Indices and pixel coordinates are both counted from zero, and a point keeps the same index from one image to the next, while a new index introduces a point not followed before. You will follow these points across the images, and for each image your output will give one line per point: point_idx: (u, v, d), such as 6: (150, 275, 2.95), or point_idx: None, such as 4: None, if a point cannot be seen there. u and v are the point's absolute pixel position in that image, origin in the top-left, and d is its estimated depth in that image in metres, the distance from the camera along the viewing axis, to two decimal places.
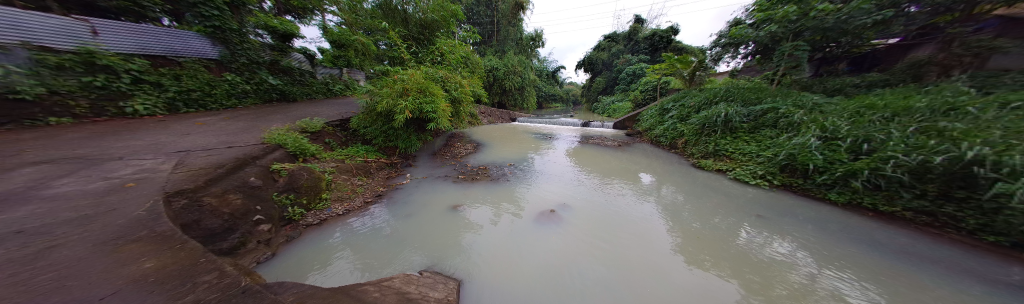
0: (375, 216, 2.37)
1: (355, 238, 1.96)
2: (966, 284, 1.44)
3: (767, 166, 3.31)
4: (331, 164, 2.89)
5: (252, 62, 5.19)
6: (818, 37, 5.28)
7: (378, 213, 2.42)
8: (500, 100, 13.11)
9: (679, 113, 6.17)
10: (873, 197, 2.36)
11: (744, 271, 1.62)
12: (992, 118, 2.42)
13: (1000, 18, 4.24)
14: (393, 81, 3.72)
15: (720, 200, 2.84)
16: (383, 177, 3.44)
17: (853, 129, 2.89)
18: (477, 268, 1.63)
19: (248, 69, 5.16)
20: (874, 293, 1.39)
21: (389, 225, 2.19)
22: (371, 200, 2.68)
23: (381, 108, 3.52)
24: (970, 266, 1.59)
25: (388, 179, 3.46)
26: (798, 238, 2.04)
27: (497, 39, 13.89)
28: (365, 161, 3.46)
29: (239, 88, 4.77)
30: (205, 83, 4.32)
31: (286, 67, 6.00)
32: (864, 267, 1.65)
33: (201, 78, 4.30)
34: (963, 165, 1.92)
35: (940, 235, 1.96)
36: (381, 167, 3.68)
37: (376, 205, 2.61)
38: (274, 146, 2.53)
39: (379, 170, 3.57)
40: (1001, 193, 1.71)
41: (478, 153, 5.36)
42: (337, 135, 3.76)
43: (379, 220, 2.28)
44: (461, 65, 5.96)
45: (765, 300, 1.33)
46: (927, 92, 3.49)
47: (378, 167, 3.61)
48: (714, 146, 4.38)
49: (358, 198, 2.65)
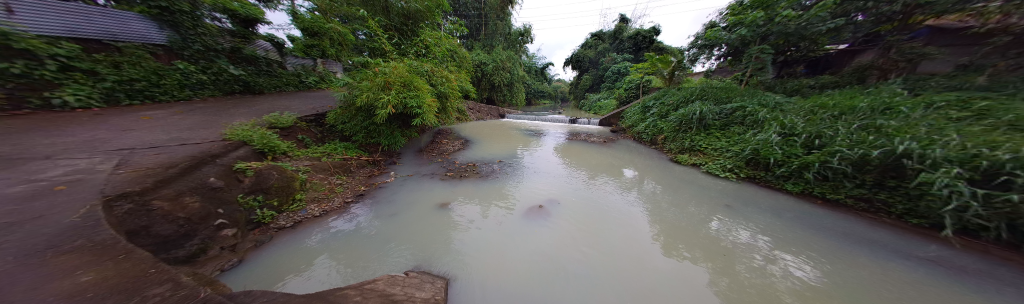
0: (356, 216, 2.25)
1: (334, 239, 1.85)
2: (893, 260, 1.67)
3: (734, 160, 3.58)
4: (306, 162, 2.69)
5: (208, 49, 4.65)
6: (781, 41, 5.75)
7: (360, 213, 2.30)
8: (488, 96, 12.93)
9: (659, 111, 6.47)
10: (822, 187, 2.64)
11: (714, 256, 1.76)
12: (918, 117, 2.80)
13: (930, 27, 4.85)
14: (373, 74, 3.51)
15: (694, 192, 3.04)
16: (365, 175, 3.27)
17: (807, 126, 3.22)
18: (465, 266, 1.60)
19: (205, 57, 4.63)
20: (822, 271, 1.57)
21: (372, 225, 2.09)
22: (351, 200, 2.53)
23: (360, 103, 3.31)
24: (895, 244, 1.85)
25: (371, 177, 3.30)
26: (761, 225, 2.24)
27: (484, 33, 13.60)
28: (345, 159, 3.28)
29: (194, 78, 4.25)
30: (152, 72, 3.79)
31: (249, 56, 5.44)
32: (815, 248, 1.85)
33: (148, 66, 3.77)
34: (895, 158, 2.21)
35: (875, 219, 2.24)
36: (362, 165, 3.51)
37: (356, 204, 2.47)
38: (238, 143, 2.29)
39: (360, 169, 3.39)
40: (925, 181, 2.00)
41: (466, 150, 5.29)
42: (311, 131, 3.49)
43: (360, 220, 2.17)
44: (448, 59, 5.74)
45: (732, 282, 1.46)
46: (870, 93, 3.95)
47: (359, 165, 3.43)
48: (689, 142, 4.65)
49: (338, 198, 2.50)
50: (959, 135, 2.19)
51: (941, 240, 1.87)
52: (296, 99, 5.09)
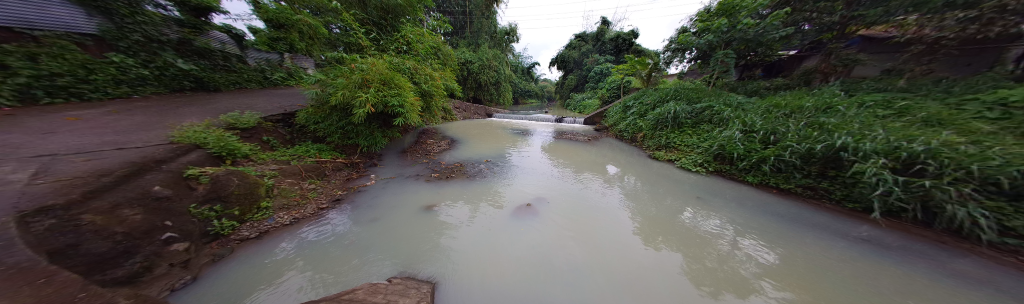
0: (333, 222, 2.10)
1: (308, 248, 1.71)
2: (834, 240, 1.92)
3: (704, 156, 3.88)
4: (272, 167, 2.45)
5: (151, 41, 3.93)
6: (743, 46, 6.34)
7: (336, 219, 2.15)
8: (475, 95, 12.75)
9: (638, 110, 6.82)
10: (776, 177, 2.96)
11: (688, 244, 1.90)
12: (852, 114, 3.24)
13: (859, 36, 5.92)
14: (349, 71, 3.28)
15: (671, 186, 3.25)
16: (342, 179, 3.07)
17: (764, 124, 3.59)
18: (454, 268, 1.57)
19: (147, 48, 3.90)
20: (778, 253, 1.76)
21: (352, 232, 1.97)
22: (326, 207, 2.36)
23: (334, 102, 3.08)
24: (836, 226, 2.13)
25: (349, 181, 3.10)
26: (728, 214, 2.45)
27: (469, 31, 13.36)
28: (318, 161, 3.04)
29: (133, 74, 3.63)
30: (81, 66, 3.19)
31: (201, 48, 4.67)
32: (772, 233, 2.07)
33: (75, 59, 3.15)
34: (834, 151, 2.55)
35: (820, 204, 2.55)
36: (339, 168, 3.28)
37: (333, 210, 2.31)
38: (189, 147, 2.02)
39: (336, 172, 3.17)
40: (860, 171, 2.32)
41: (451, 150, 5.17)
42: (278, 132, 3.18)
43: (338, 227, 2.03)
44: (431, 56, 5.55)
45: (704, 268, 1.58)
46: (815, 94, 4.50)
47: (335, 168, 3.21)
48: (665, 139, 4.97)
49: (310, 205, 2.31)
50: (881, 131, 2.58)
51: (870, 221, 2.18)
52: (262, 97, 4.66)
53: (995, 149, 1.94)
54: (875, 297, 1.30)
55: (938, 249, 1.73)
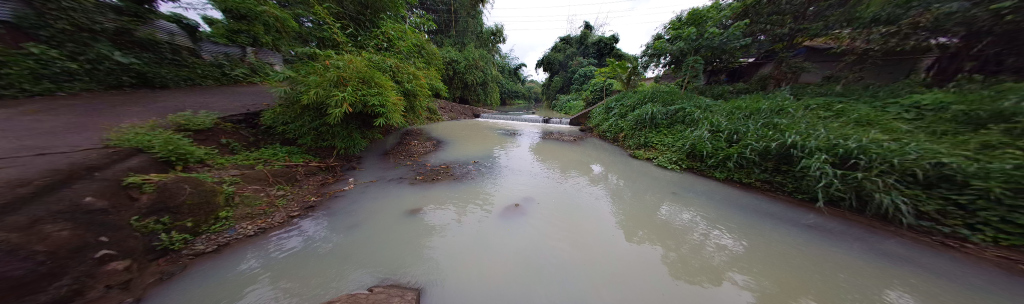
0: (307, 230, 1.94)
1: (278, 259, 1.57)
2: (786, 228, 2.16)
3: (678, 154, 4.16)
4: (233, 172, 2.20)
5: (79, 30, 3.25)
6: (709, 53, 6.93)
7: (310, 227, 1.99)
8: (461, 95, 12.55)
9: (620, 112, 7.15)
10: (739, 173, 3.26)
11: (665, 237, 2.03)
12: (799, 116, 3.69)
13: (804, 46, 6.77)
14: (323, 69, 3.06)
15: (649, 183, 3.45)
16: (315, 184, 2.85)
17: (728, 124, 3.95)
18: (440, 272, 1.52)
19: (75, 38, 3.18)
20: (741, 242, 1.95)
21: (328, 240, 1.83)
22: (297, 215, 2.17)
23: (305, 101, 2.85)
24: (788, 215, 2.39)
25: (323, 185, 2.89)
26: (699, 207, 2.65)
27: (454, 30, 13.12)
28: (287, 166, 2.79)
29: (58, 68, 3.01)
30: None
31: (145, 40, 3.97)
32: (736, 223, 2.28)
33: None
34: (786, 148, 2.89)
35: (775, 195, 2.85)
36: (312, 172, 3.04)
37: (304, 218, 2.13)
38: (130, 152, 1.73)
39: (309, 177, 2.93)
40: (808, 166, 2.64)
41: (436, 151, 5.03)
42: (240, 134, 2.87)
43: (312, 236, 1.87)
44: (415, 54, 5.37)
45: (680, 259, 1.70)
46: (770, 97, 5.06)
47: (308, 172, 2.97)
48: (644, 139, 5.27)
49: (277, 213, 2.11)
50: (823, 130, 2.96)
51: (814, 209, 2.49)
52: (220, 94, 4.19)
53: (908, 145, 2.32)
54: (820, 277, 1.48)
55: (866, 232, 2.03)
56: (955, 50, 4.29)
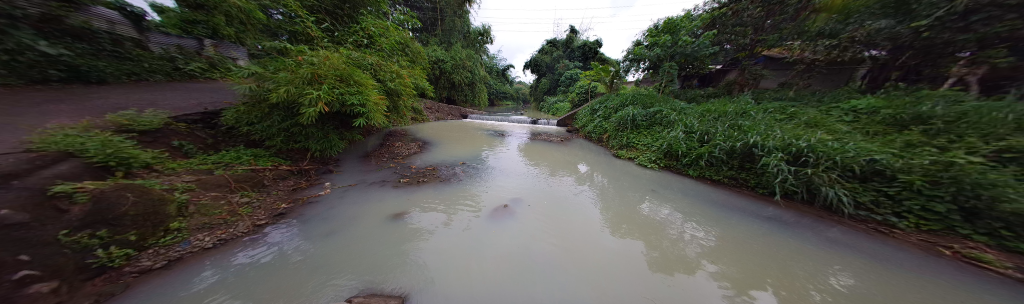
0: (279, 239, 1.79)
1: (246, 271, 1.42)
2: (749, 220, 2.38)
3: (656, 153, 4.41)
4: (188, 178, 1.97)
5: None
6: (682, 59, 7.47)
7: (283, 236, 1.83)
8: (447, 95, 12.33)
9: (603, 113, 7.42)
10: (708, 170, 3.54)
11: (647, 233, 2.14)
12: (760, 118, 4.10)
13: (764, 55, 7.53)
14: (296, 65, 2.83)
15: (631, 181, 3.62)
16: (285, 189, 2.62)
17: (700, 125, 4.27)
18: (427, 277, 1.47)
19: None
20: (712, 234, 2.13)
21: (302, 249, 1.69)
22: (264, 223, 1.98)
23: (274, 99, 2.61)
24: (750, 208, 2.64)
25: (295, 191, 2.67)
26: (676, 203, 2.84)
27: (441, 28, 12.86)
28: (253, 170, 2.54)
29: None
30: None
31: (86, 29, 3.43)
32: (708, 217, 2.47)
33: None
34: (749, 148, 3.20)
35: (739, 189, 3.12)
36: (281, 176, 2.80)
37: (272, 227, 1.94)
38: (59, 156, 1.47)
39: (278, 182, 2.69)
40: (767, 163, 2.93)
41: (421, 152, 4.89)
42: (198, 136, 2.58)
43: (284, 245, 1.72)
44: (398, 52, 5.16)
45: (660, 253, 1.80)
46: (736, 101, 5.56)
47: (277, 176, 2.72)
48: (625, 139, 5.53)
49: (240, 223, 1.90)
50: (779, 131, 3.31)
51: (771, 202, 2.77)
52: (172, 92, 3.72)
53: (848, 144, 2.67)
54: (779, 265, 1.65)
55: (813, 221, 2.30)
56: (882, 62, 5.00)
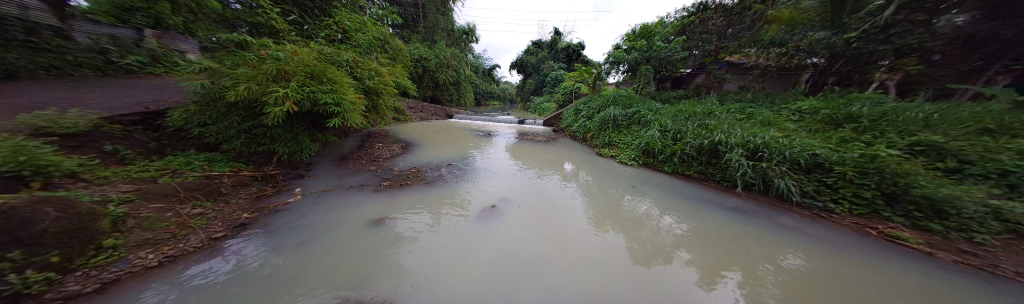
0: (245, 248, 1.58)
1: (207, 282, 1.22)
2: (716, 210, 2.61)
3: (635, 151, 4.67)
4: (127, 187, 1.67)
5: None
6: (657, 63, 7.99)
7: (250, 245, 1.62)
8: (431, 94, 12.00)
9: (587, 114, 7.69)
10: (679, 166, 3.83)
11: (629, 227, 2.25)
12: (725, 118, 4.53)
13: (726, 61, 8.30)
14: (257, 61, 2.51)
15: (612, 178, 3.80)
16: (247, 197, 2.31)
17: (673, 125, 4.61)
18: (412, 280, 1.37)
19: None
20: (685, 224, 2.31)
21: (265, 258, 1.49)
22: (222, 236, 1.68)
23: (232, 98, 2.29)
24: (716, 200, 2.89)
25: (260, 199, 2.37)
26: (653, 197, 3.03)
27: (424, 25, 12.45)
28: (206, 176, 2.19)
29: None
30: None
31: None
32: (681, 209, 2.67)
33: None
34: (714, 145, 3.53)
35: (706, 182, 3.41)
36: (242, 183, 2.47)
37: (234, 238, 1.68)
38: None
39: (238, 189, 2.36)
40: (731, 158, 3.24)
41: (404, 154, 4.71)
42: (138, 139, 2.23)
43: (247, 254, 1.51)
44: (377, 49, 4.90)
45: (640, 245, 1.91)
46: (704, 102, 6.07)
47: (236, 183, 2.39)
48: (607, 138, 5.79)
49: (189, 238, 1.57)
50: (740, 129, 3.68)
51: (733, 193, 3.06)
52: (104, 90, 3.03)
53: (795, 141, 3.04)
54: (743, 250, 1.83)
55: (769, 210, 2.58)
56: (823, 67, 6.12)
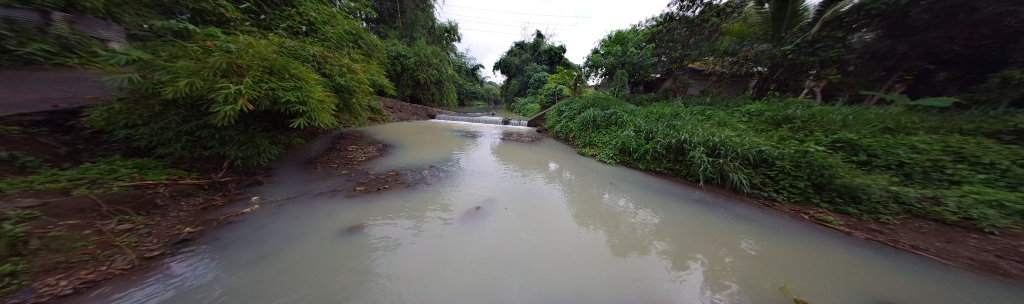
0: (193, 263, 1.35)
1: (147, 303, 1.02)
2: (683, 203, 2.86)
3: (612, 150, 4.94)
4: (30, 200, 1.29)
5: None
6: (631, 67, 8.53)
7: (199, 259, 1.39)
8: (411, 93, 11.50)
9: (568, 115, 7.94)
10: (650, 163, 4.13)
11: (608, 222, 2.37)
12: (691, 119, 5.00)
13: (690, 67, 9.17)
14: (201, 53, 2.14)
15: (592, 176, 3.97)
16: (189, 209, 1.96)
17: (646, 125, 4.96)
18: (394, 288, 1.27)
19: None
20: (658, 217, 2.50)
21: (213, 276, 1.27)
22: (164, 254, 1.39)
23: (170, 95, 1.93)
24: (684, 194, 3.16)
25: (207, 210, 2.04)
26: (629, 193, 3.23)
27: (402, 21, 11.88)
28: (135, 186, 1.80)
29: None
30: None
31: None
32: (654, 203, 2.87)
33: None
34: (680, 144, 3.87)
35: (674, 178, 3.72)
36: (181, 193, 2.08)
37: (178, 254, 1.42)
38: None
39: (178, 200, 2.00)
40: (695, 156, 3.56)
41: (381, 156, 4.45)
42: (37, 142, 1.78)
43: (195, 270, 1.29)
44: (348, 44, 4.54)
45: (620, 238, 2.02)
46: (672, 105, 6.63)
47: (175, 193, 2.02)
48: (587, 138, 6.05)
49: (116, 258, 1.24)
50: (701, 129, 4.10)
51: (697, 186, 3.38)
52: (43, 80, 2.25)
53: (745, 139, 3.47)
54: (706, 238, 2.04)
55: (727, 201, 2.89)
56: (765, 76, 7.01)
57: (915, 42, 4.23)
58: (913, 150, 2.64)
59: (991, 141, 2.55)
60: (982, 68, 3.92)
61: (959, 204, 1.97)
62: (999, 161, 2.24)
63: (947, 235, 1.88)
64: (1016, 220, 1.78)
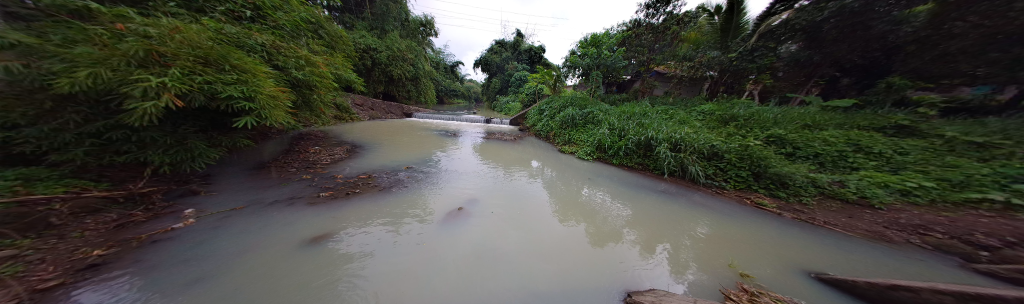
0: (110, 293, 1.10)
1: None
2: (652, 195, 3.12)
3: (590, 148, 5.18)
4: None
5: None
6: (606, 68, 9.01)
7: (116, 288, 1.13)
8: (382, 90, 10.67)
9: (549, 113, 8.13)
10: (622, 159, 4.43)
11: (585, 217, 2.48)
12: (658, 117, 5.47)
13: (656, 70, 9.98)
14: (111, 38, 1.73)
15: (573, 173, 4.11)
16: (99, 228, 1.59)
17: (619, 123, 5.31)
18: (367, 300, 1.17)
19: None
20: (631, 208, 2.69)
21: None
22: (67, 284, 1.10)
23: (64, 89, 1.52)
24: (652, 186, 3.44)
25: (124, 229, 1.67)
26: (606, 187, 3.42)
27: (372, 11, 10.95)
28: (18, 202, 1.34)
29: None
30: None
31: None
32: (628, 196, 3.08)
33: None
34: (647, 142, 4.21)
35: (644, 171, 4.03)
36: (85, 209, 1.66)
37: (90, 282, 1.14)
38: None
39: (82, 218, 1.60)
40: (660, 151, 3.90)
41: (350, 158, 4.09)
42: None
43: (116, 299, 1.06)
44: (307, 34, 4.04)
45: (597, 230, 2.15)
46: (642, 104, 7.20)
47: (79, 210, 1.62)
48: (567, 136, 6.29)
49: None
50: (665, 127, 4.51)
51: (663, 178, 3.70)
52: None
53: (700, 136, 3.90)
54: (670, 225, 2.26)
55: (687, 191, 3.22)
56: (715, 79, 7.62)
57: (828, 53, 5.20)
58: (825, 143, 3.24)
59: (876, 135, 3.25)
60: (873, 75, 4.96)
61: (858, 186, 2.48)
62: (884, 150, 2.87)
63: (850, 211, 2.35)
64: (897, 197, 2.31)
